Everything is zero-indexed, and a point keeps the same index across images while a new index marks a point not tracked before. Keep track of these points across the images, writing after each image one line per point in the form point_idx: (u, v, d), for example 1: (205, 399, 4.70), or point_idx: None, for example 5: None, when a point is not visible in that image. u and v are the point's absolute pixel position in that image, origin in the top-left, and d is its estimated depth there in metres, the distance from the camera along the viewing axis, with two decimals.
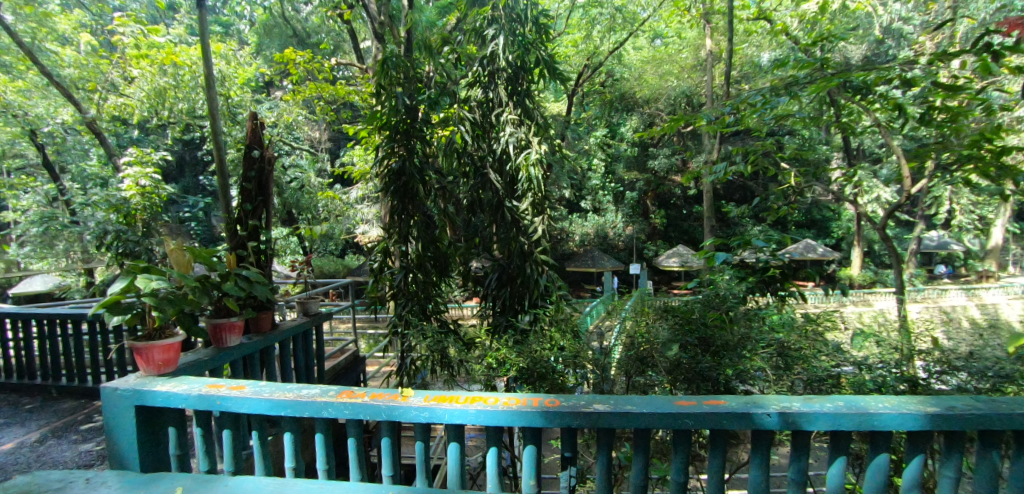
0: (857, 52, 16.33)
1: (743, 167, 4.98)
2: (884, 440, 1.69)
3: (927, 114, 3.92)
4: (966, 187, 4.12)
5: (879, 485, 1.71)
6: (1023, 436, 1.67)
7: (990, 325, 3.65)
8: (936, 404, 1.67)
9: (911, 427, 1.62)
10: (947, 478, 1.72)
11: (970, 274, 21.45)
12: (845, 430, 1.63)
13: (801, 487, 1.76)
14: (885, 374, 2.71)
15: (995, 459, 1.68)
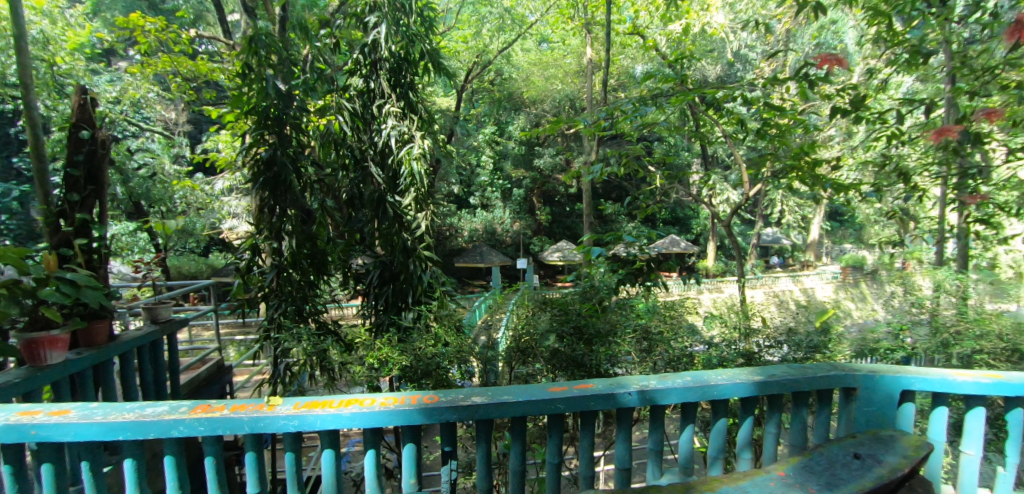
0: (713, 70, 18.40)
1: (618, 168, 5.37)
2: (722, 407, 1.93)
3: (763, 129, 4.55)
4: (790, 192, 4.86)
5: (720, 445, 1.97)
6: (824, 393, 2.03)
7: (806, 307, 4.36)
8: (761, 373, 1.95)
9: (743, 394, 1.88)
10: (771, 433, 2.02)
11: (796, 264, 25.36)
12: (691, 401, 1.85)
13: (658, 455, 1.96)
14: (727, 351, 3.29)
15: (805, 414, 2.01)
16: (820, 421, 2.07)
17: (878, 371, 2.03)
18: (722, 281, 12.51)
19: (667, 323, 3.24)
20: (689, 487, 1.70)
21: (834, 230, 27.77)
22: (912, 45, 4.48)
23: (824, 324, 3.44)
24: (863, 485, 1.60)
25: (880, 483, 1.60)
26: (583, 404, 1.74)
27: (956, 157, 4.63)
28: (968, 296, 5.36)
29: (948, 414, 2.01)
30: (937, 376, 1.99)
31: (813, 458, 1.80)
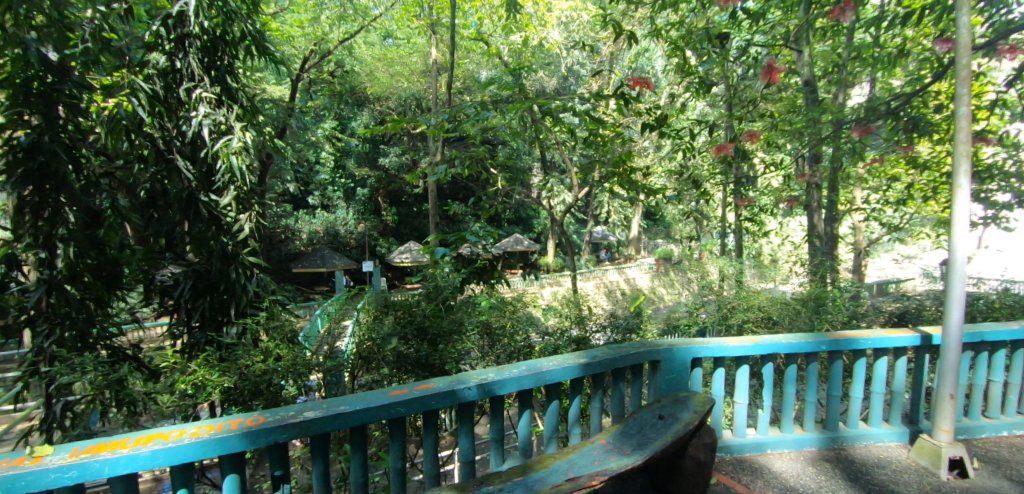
0: (550, 82, 19.74)
1: (461, 170, 5.43)
2: (555, 389, 2.10)
3: (590, 138, 5.00)
4: (612, 195, 5.44)
5: (554, 425, 2.13)
6: (636, 367, 2.33)
7: (626, 297, 4.94)
8: (585, 355, 2.16)
9: (571, 376, 2.06)
10: (596, 408, 2.27)
11: (621, 258, 28.49)
12: (526, 388, 1.97)
13: (499, 443, 2.04)
14: (562, 340, 3.66)
15: (623, 388, 2.28)
16: (633, 392, 2.37)
17: (675, 344, 2.40)
18: (560, 275, 13.52)
19: (507, 317, 3.47)
20: (527, 468, 1.80)
21: (649, 228, 31.79)
22: (702, 74, 5.32)
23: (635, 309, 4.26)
24: (665, 440, 1.87)
25: (680, 436, 1.89)
26: (424, 404, 1.74)
27: (734, 167, 5.63)
28: (742, 280, 6.57)
29: (725, 373, 2.49)
30: (716, 343, 2.47)
31: (628, 425, 2.05)
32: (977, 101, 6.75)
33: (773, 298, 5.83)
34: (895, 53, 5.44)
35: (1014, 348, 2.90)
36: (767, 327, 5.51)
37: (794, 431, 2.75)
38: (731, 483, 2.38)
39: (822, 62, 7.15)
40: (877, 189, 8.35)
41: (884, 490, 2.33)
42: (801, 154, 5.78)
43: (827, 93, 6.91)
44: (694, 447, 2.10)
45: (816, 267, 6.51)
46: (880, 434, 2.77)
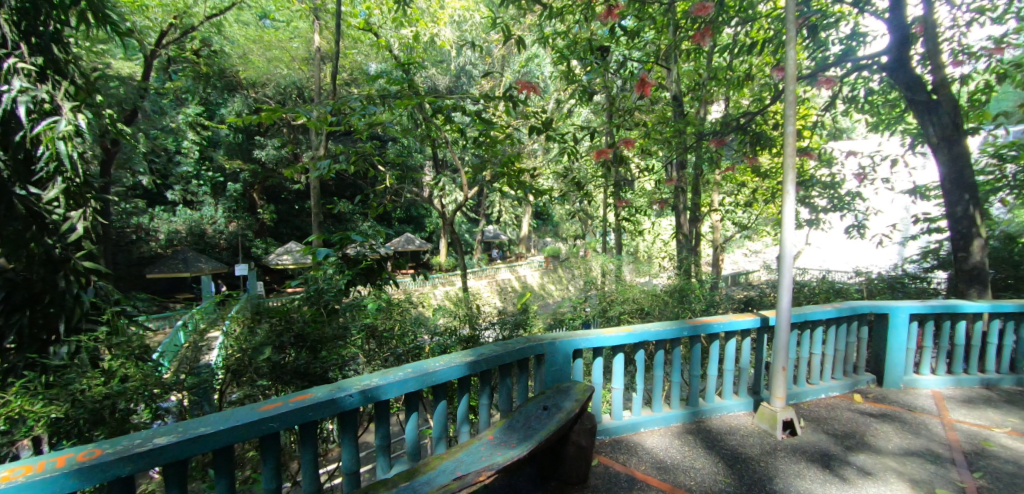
0: (442, 80, 19.54)
1: (346, 166, 5.16)
2: (442, 390, 2.09)
3: (479, 138, 5.04)
4: (502, 195, 5.52)
5: (442, 427, 2.13)
6: (523, 361, 2.40)
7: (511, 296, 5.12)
8: (473, 353, 2.19)
9: (458, 375, 2.07)
10: (483, 405, 2.30)
11: (512, 256, 29.12)
12: (412, 391, 1.95)
13: (385, 450, 1.99)
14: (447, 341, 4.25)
15: (510, 383, 2.34)
16: (520, 386, 2.43)
17: (558, 338, 2.51)
18: (452, 275, 13.46)
19: (393, 321, 3.70)
20: (413, 472, 1.77)
21: (539, 227, 32.80)
22: (586, 83, 5.62)
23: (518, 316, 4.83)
24: (549, 429, 1.95)
25: (562, 424, 1.99)
26: (300, 417, 1.64)
27: (613, 171, 6.02)
28: (621, 275, 7.05)
29: (603, 363, 2.66)
30: (595, 335, 2.63)
31: (515, 418, 2.10)
32: (806, 120, 7.93)
33: (646, 290, 6.35)
34: (744, 75, 6.17)
35: (829, 324, 3.44)
36: (641, 317, 5.99)
37: (662, 409, 3.02)
38: (609, 463, 2.56)
39: (688, 78, 7.91)
40: (730, 193, 9.46)
41: (735, 456, 2.66)
42: (670, 160, 6.33)
43: (692, 106, 7.64)
44: (576, 433, 2.23)
45: (683, 262, 7.20)
46: (731, 406, 3.15)
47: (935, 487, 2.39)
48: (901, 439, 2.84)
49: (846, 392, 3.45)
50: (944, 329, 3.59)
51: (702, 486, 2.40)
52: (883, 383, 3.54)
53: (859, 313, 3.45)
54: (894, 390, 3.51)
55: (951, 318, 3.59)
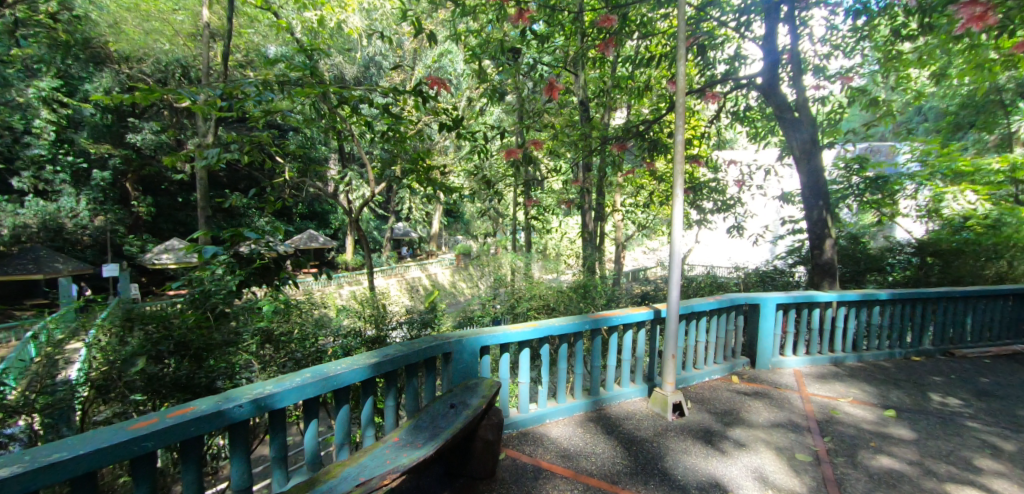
0: (349, 70, 18.74)
1: (239, 156, 4.78)
2: (344, 394, 2.09)
3: (387, 132, 4.92)
4: (410, 192, 5.43)
5: (344, 432, 2.12)
6: (430, 361, 2.43)
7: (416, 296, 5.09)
8: (377, 355, 2.20)
9: (360, 378, 2.09)
10: (389, 407, 2.30)
11: (422, 254, 28.65)
12: (311, 396, 1.95)
13: (282, 460, 1.94)
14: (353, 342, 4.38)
15: (416, 382, 2.36)
16: (428, 385, 2.45)
17: (465, 336, 2.55)
18: (358, 274, 12.94)
19: (291, 323, 3.70)
20: (312, 482, 1.71)
21: (449, 225, 32.54)
22: (497, 83, 5.70)
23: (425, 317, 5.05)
24: (455, 427, 1.99)
25: (468, 421, 2.03)
26: (178, 434, 1.60)
27: (522, 171, 6.17)
28: (529, 273, 7.24)
29: (509, 358, 2.74)
30: (501, 331, 2.70)
31: (421, 418, 2.11)
32: (696, 130, 8.64)
33: (552, 287, 6.59)
34: (642, 86, 6.59)
35: (712, 315, 3.80)
36: (547, 313, 6.21)
37: (566, 400, 3.16)
38: (516, 455, 2.64)
39: (593, 85, 8.30)
40: (630, 195, 10.04)
41: (631, 439, 2.86)
42: (576, 162, 6.59)
43: (596, 110, 8.00)
44: (482, 429, 2.28)
45: (588, 261, 7.56)
46: (629, 392, 3.38)
47: (795, 453, 2.75)
48: (769, 413, 3.23)
49: (725, 374, 3.85)
50: (803, 316, 4.12)
51: (602, 470, 2.56)
52: (756, 365, 3.99)
53: (736, 304, 3.85)
54: (764, 370, 3.97)
55: (808, 306, 4.14)
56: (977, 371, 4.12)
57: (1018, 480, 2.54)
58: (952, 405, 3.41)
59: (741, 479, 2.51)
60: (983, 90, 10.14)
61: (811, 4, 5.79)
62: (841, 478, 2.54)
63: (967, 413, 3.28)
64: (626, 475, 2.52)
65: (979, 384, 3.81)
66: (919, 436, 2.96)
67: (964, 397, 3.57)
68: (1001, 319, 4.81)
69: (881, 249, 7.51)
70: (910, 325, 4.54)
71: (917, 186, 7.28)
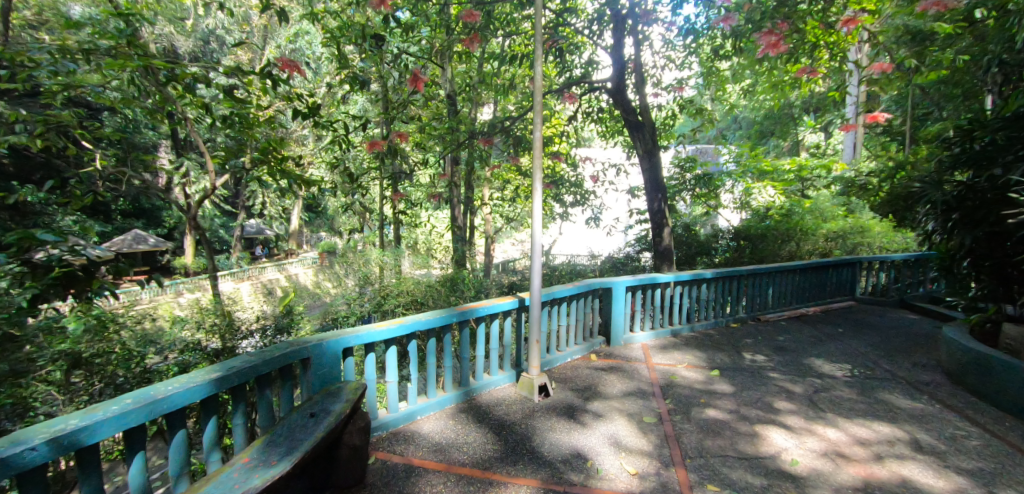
0: (183, 44, 16.39)
1: (31, 140, 3.94)
2: (179, 419, 1.87)
3: (231, 117, 4.41)
4: (260, 183, 4.96)
5: (181, 461, 1.90)
6: (285, 370, 2.26)
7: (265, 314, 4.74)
8: (218, 369, 2.01)
9: (197, 397, 1.90)
10: (238, 425, 2.09)
11: (280, 253, 26.39)
12: (133, 425, 1.73)
13: None
14: (189, 357, 4.01)
15: (269, 395, 2.18)
16: (284, 396, 2.28)
17: (324, 338, 2.41)
18: (202, 278, 11.52)
19: (107, 345, 3.67)
20: None
21: (311, 221, 30.21)
22: (358, 70, 5.42)
23: (281, 321, 4.72)
24: (316, 437, 1.87)
25: (329, 429, 1.92)
26: None
27: (387, 163, 5.97)
28: (397, 271, 7.07)
29: (375, 357, 2.65)
30: (364, 331, 2.60)
31: (276, 432, 1.95)
32: (556, 128, 9.11)
33: (419, 281, 6.53)
34: (507, 83, 6.74)
35: (571, 300, 4.07)
36: (416, 309, 6.12)
37: (437, 394, 3.14)
38: (387, 456, 2.58)
39: (460, 79, 8.32)
40: (498, 189, 10.26)
41: (500, 424, 2.96)
42: (444, 155, 6.54)
43: (463, 105, 8.01)
44: (348, 434, 2.18)
45: (457, 255, 7.61)
46: (497, 380, 3.47)
47: (643, 417, 3.08)
48: (622, 384, 3.56)
49: (584, 354, 4.15)
50: (648, 296, 4.60)
51: (474, 458, 2.61)
52: (611, 342, 4.37)
53: (592, 288, 4.17)
54: (617, 347, 4.37)
55: (651, 288, 4.64)
56: (777, 333, 4.98)
57: (804, 414, 3.13)
58: (760, 361, 4.09)
59: (599, 447, 2.74)
60: (781, 104, 12.20)
61: (651, 20, 6.45)
62: (679, 433, 2.90)
63: (770, 366, 3.96)
64: (497, 460, 2.60)
65: (778, 342, 4.62)
66: (735, 390, 3.49)
67: (768, 354, 4.30)
68: (793, 290, 5.87)
69: (708, 236, 8.69)
70: (730, 299, 5.33)
71: (734, 183, 8.54)
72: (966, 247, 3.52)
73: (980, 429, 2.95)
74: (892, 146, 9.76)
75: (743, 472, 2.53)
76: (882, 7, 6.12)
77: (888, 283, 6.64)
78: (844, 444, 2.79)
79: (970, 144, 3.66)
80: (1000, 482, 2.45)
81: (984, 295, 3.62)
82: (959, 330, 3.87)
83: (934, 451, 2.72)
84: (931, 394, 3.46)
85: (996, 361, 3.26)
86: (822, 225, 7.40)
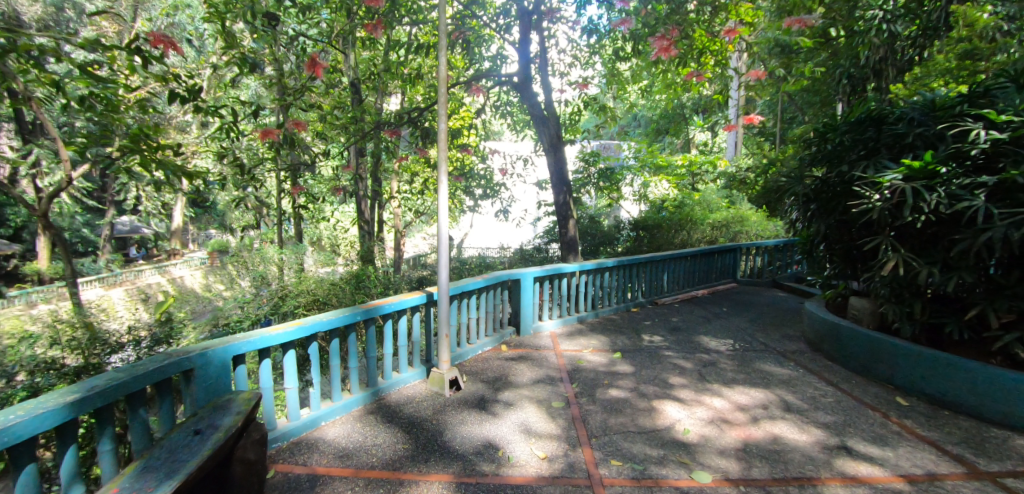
0: (30, 11, 14.08)
1: None
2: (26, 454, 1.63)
3: (92, 98, 3.86)
4: (130, 175, 4.41)
5: None
6: (162, 385, 2.05)
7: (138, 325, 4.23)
8: (77, 390, 1.77)
9: (51, 424, 1.66)
10: (105, 452, 1.86)
11: (161, 254, 23.78)
12: None
13: None
14: (44, 377, 3.50)
15: (143, 414, 1.96)
16: (163, 413, 2.06)
17: (210, 347, 2.21)
18: (61, 284, 10.06)
19: None
20: None
21: (198, 218, 27.52)
22: (249, 51, 4.99)
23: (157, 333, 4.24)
24: (201, 456, 1.72)
25: (217, 447, 1.76)
26: None
27: (284, 154, 5.58)
28: (297, 271, 6.65)
29: (271, 363, 2.48)
30: (257, 336, 2.42)
31: (153, 456, 1.76)
32: (464, 121, 9.05)
33: (321, 280, 6.20)
34: (415, 73, 6.57)
35: (481, 293, 4.08)
36: (318, 308, 5.82)
37: (342, 397, 3.02)
38: (287, 468, 2.43)
39: (364, 66, 7.97)
40: (406, 182, 10.02)
41: (411, 422, 2.91)
42: (347, 146, 6.25)
43: (367, 93, 7.68)
44: (241, 448, 2.01)
45: (362, 251, 7.33)
46: (406, 378, 3.41)
47: (551, 402, 3.18)
48: (531, 372, 3.65)
49: (495, 345, 4.19)
50: (555, 285, 4.75)
51: (383, 460, 2.54)
52: (520, 332, 4.46)
53: (501, 280, 4.22)
54: (526, 336, 4.47)
55: (558, 278, 4.78)
56: (672, 315, 5.38)
57: (694, 387, 3.41)
58: (656, 341, 4.39)
59: (510, 435, 2.79)
60: (674, 104, 13.09)
61: (556, 17, 6.61)
62: (585, 414, 3.03)
63: (665, 346, 4.27)
64: (407, 459, 2.55)
65: (672, 323, 4.98)
66: (635, 370, 3.72)
67: (663, 334, 4.63)
68: (685, 275, 6.36)
69: (611, 227, 9.13)
70: (630, 285, 5.65)
71: (633, 176, 9.04)
72: (822, 234, 4.01)
73: (834, 389, 3.40)
74: (766, 145, 10.88)
75: (642, 445, 2.70)
76: (758, 19, 6.78)
77: (763, 266, 7.41)
78: (727, 411, 3.08)
79: (825, 143, 4.18)
80: (849, 432, 2.84)
81: (837, 274, 4.16)
82: (818, 305, 4.42)
83: (799, 410, 3.09)
84: (797, 361, 3.92)
85: (845, 330, 3.76)
86: (708, 215, 8.09)
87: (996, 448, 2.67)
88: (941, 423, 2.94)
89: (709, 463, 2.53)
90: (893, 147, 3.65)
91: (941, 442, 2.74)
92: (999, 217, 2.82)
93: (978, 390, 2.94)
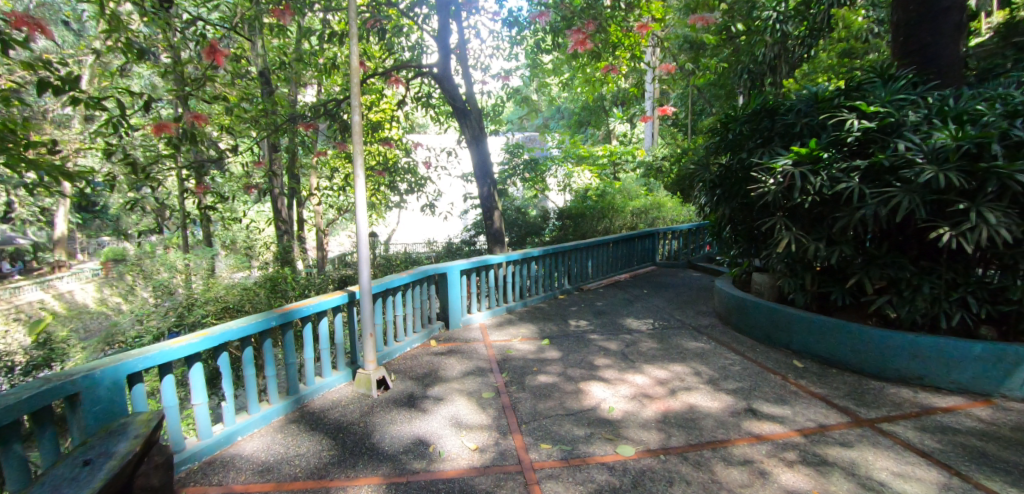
0: None
1: None
2: None
3: None
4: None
5: None
6: (41, 414, 1.83)
7: None
8: None
9: None
10: None
11: (43, 266, 21.16)
12: None
13: None
14: None
15: (18, 449, 1.75)
16: (44, 445, 1.85)
17: (99, 367, 2.00)
18: None
19: None
20: None
21: (88, 224, 24.71)
22: (140, 37, 4.53)
23: None
24: (93, 487, 1.56)
25: (109, 477, 1.60)
26: None
27: (184, 151, 5.14)
28: (206, 279, 6.17)
29: (174, 378, 2.30)
30: (156, 350, 2.22)
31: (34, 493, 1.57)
32: (385, 114, 8.79)
33: (232, 286, 5.80)
34: (330, 64, 6.28)
35: (406, 289, 4.00)
36: (231, 316, 5.46)
37: (260, 408, 2.85)
38: (201, 489, 2.26)
39: (273, 56, 7.49)
40: (326, 178, 9.58)
41: (337, 427, 2.81)
42: (259, 141, 5.87)
43: (278, 85, 7.23)
44: (144, 473, 1.85)
45: (280, 253, 6.94)
46: (331, 381, 3.28)
47: (482, 393, 3.20)
48: (461, 365, 3.64)
49: (424, 341, 4.14)
50: (483, 277, 4.76)
51: (307, 469, 2.43)
52: (450, 326, 4.44)
53: (427, 275, 4.17)
54: (456, 330, 4.45)
55: (485, 270, 4.79)
56: (597, 299, 5.57)
57: (618, 366, 3.57)
58: (583, 326, 4.54)
59: (440, 430, 2.78)
60: (594, 96, 13.48)
61: (475, 9, 6.58)
62: (515, 402, 3.08)
63: (591, 330, 4.42)
64: (334, 465, 2.47)
65: (597, 307, 5.16)
66: (562, 355, 3.82)
67: (589, 318, 4.79)
68: (609, 261, 6.61)
69: (537, 217, 9.28)
70: (557, 273, 5.78)
71: (557, 167, 9.32)
72: (727, 216, 4.32)
73: (741, 357, 3.69)
74: (679, 136, 11.49)
75: (570, 426, 2.79)
76: (667, 15, 7.13)
77: (679, 249, 7.86)
78: (648, 386, 3.25)
79: (727, 133, 4.49)
80: (754, 395, 3.10)
81: (741, 253, 4.50)
82: (726, 283, 4.76)
83: (711, 379, 3.33)
84: (708, 334, 4.21)
85: (750, 303, 4.08)
86: (628, 203, 8.43)
87: (874, 398, 3.02)
88: (831, 380, 3.28)
89: (632, 437, 2.66)
90: (785, 136, 3.99)
91: (830, 397, 3.06)
92: (871, 196, 3.16)
93: (859, 349, 3.31)
